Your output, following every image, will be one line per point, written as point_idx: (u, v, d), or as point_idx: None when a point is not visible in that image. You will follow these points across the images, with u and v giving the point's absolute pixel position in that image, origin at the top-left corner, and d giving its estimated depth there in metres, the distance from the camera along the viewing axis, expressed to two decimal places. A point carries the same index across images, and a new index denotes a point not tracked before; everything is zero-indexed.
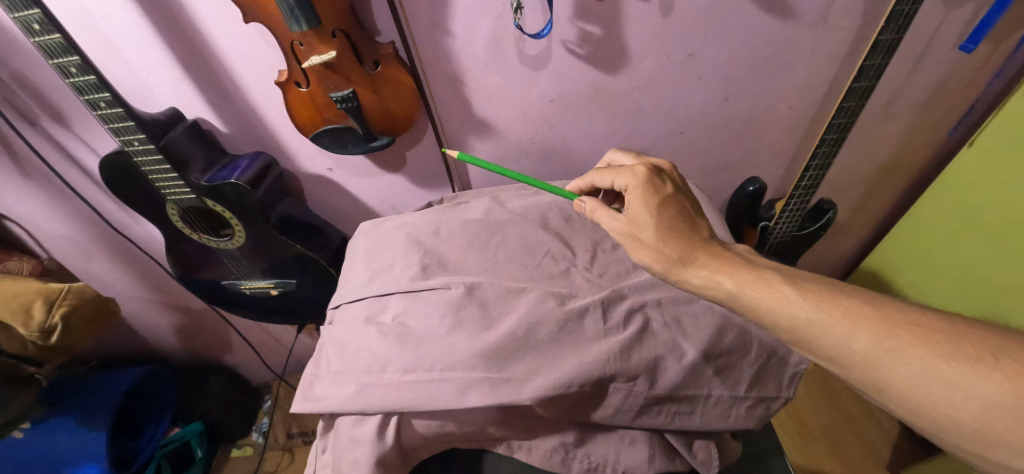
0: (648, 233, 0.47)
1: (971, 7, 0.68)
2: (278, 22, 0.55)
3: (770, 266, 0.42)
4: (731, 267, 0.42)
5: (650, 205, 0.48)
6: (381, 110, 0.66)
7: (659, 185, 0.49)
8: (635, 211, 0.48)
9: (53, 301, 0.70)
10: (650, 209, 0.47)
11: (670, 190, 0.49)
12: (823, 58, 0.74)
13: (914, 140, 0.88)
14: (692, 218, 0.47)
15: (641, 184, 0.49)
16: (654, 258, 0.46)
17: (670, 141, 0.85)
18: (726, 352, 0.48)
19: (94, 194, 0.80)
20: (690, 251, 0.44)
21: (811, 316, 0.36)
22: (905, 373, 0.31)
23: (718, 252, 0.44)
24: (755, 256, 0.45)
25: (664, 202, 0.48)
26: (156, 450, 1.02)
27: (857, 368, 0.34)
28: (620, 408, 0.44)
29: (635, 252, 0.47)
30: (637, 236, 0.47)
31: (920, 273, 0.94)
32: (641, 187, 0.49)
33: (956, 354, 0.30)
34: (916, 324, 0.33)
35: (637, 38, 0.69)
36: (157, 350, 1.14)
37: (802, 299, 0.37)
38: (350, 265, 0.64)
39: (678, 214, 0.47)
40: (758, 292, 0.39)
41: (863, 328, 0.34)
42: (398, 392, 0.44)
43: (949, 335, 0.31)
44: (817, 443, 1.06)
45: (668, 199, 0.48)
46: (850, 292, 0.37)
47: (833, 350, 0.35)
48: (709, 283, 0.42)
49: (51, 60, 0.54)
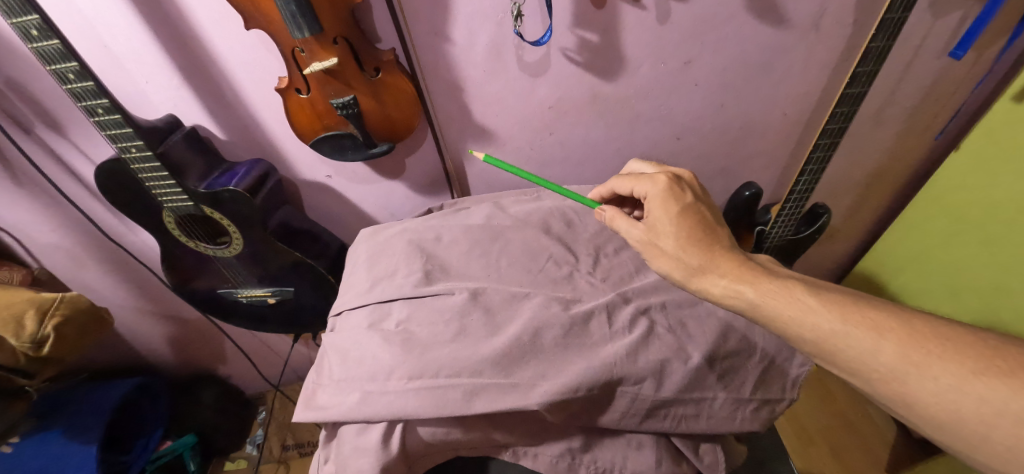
0: (668, 241, 0.47)
1: (958, 15, 0.69)
2: (279, 28, 0.55)
3: (792, 276, 0.42)
4: (752, 277, 0.42)
5: (670, 212, 0.48)
6: (382, 117, 0.67)
7: (679, 193, 0.50)
8: (655, 220, 0.49)
9: (45, 311, 0.69)
10: (670, 217, 0.48)
11: (691, 198, 0.50)
12: (815, 65, 0.75)
13: (904, 144, 0.89)
14: (712, 227, 0.48)
15: (661, 192, 0.50)
16: (674, 266, 0.47)
17: (667, 147, 0.86)
18: (731, 355, 0.48)
19: (88, 203, 0.78)
20: (711, 259, 0.45)
21: (835, 327, 0.36)
22: (933, 388, 0.32)
23: (739, 261, 0.44)
24: (775, 267, 0.46)
25: (684, 210, 0.48)
26: (147, 464, 1.00)
27: (883, 383, 0.34)
28: (626, 411, 0.44)
29: (654, 260, 0.48)
30: (656, 245, 0.48)
31: (912, 276, 0.96)
32: (661, 196, 0.49)
33: (987, 369, 0.31)
34: (945, 338, 0.33)
35: (635, 46, 0.70)
36: (149, 361, 1.12)
37: (824, 309, 0.37)
38: (350, 272, 0.63)
39: (698, 222, 0.48)
40: (778, 303, 0.40)
41: (889, 341, 0.34)
42: (405, 400, 0.44)
43: (980, 350, 0.32)
44: (817, 446, 1.07)
45: (689, 207, 0.49)
46: (875, 305, 0.37)
47: (857, 363, 0.35)
48: (728, 293, 0.43)
49: (49, 66, 0.53)
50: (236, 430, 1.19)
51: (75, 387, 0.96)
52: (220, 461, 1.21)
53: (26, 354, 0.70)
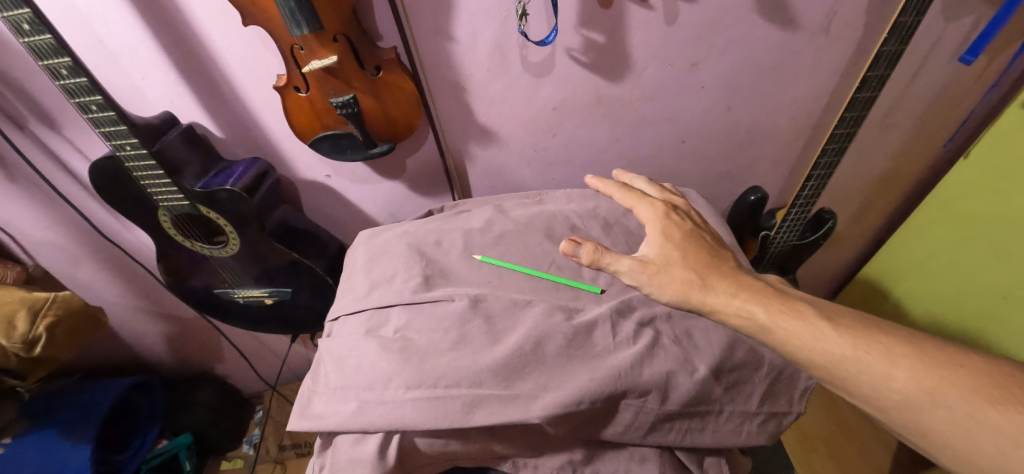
0: (672, 265, 0.44)
1: (971, 19, 0.68)
2: (278, 25, 0.53)
3: (804, 299, 0.40)
4: (764, 299, 0.40)
5: (672, 239, 0.46)
6: (382, 116, 0.65)
7: (678, 221, 0.48)
8: (658, 243, 0.46)
9: (37, 311, 0.68)
10: (674, 245, 0.46)
11: (691, 226, 0.48)
12: (825, 68, 0.74)
13: (913, 150, 0.88)
14: (716, 250, 0.46)
15: (661, 218, 0.48)
16: (685, 288, 0.42)
17: (672, 150, 0.85)
18: (738, 367, 0.46)
19: (83, 200, 0.77)
20: (715, 277, 0.42)
21: (846, 352, 0.35)
22: (947, 415, 0.32)
23: (748, 282, 0.42)
24: (787, 288, 0.44)
25: (686, 236, 0.46)
26: (142, 463, 0.99)
27: (895, 409, 0.34)
28: (631, 424, 0.43)
29: (662, 286, 0.43)
30: (663, 268, 0.44)
31: (918, 282, 0.95)
32: (662, 221, 0.48)
33: (1001, 398, 0.31)
34: (958, 365, 0.33)
35: (642, 47, 0.68)
36: (146, 359, 1.11)
37: (835, 333, 0.36)
38: (349, 275, 0.62)
39: (702, 246, 0.46)
40: (793, 326, 0.37)
41: (902, 367, 0.34)
42: (402, 410, 0.42)
43: (993, 377, 0.32)
44: (817, 453, 1.06)
45: (691, 233, 0.47)
46: (880, 327, 0.37)
47: (869, 389, 0.34)
48: (740, 314, 0.40)
49: (41, 61, 0.52)
50: (232, 429, 1.19)
51: (69, 386, 0.95)
52: (216, 460, 1.20)
53: (18, 354, 0.69)
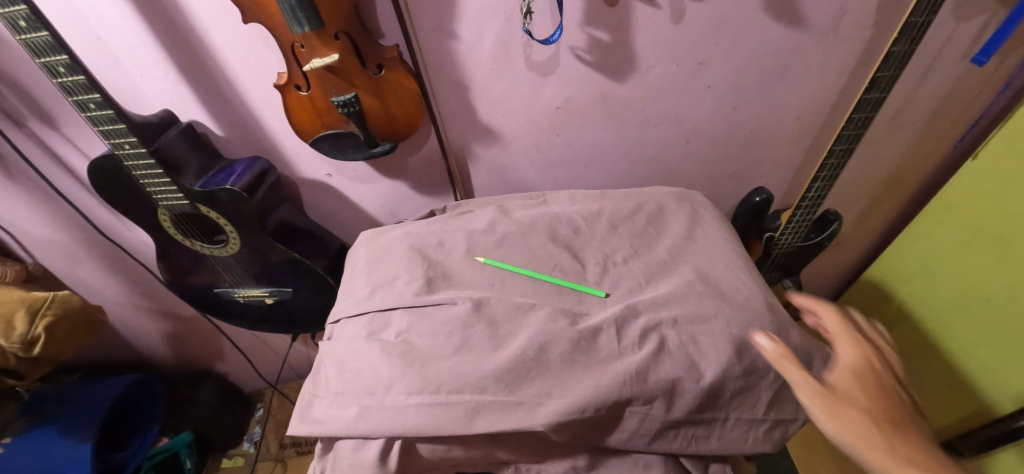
0: (858, 411, 0.38)
1: (982, 19, 0.66)
2: (278, 22, 0.52)
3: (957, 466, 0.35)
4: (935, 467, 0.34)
5: (866, 388, 0.40)
6: (384, 115, 0.64)
7: (879, 369, 0.42)
8: (853, 382, 0.40)
9: (36, 311, 0.67)
10: (864, 391, 0.40)
11: (892, 379, 0.42)
12: (833, 68, 0.73)
13: (921, 151, 0.87)
14: (911, 418, 0.39)
15: (858, 349, 0.43)
16: (864, 436, 0.36)
17: (677, 150, 0.84)
18: (745, 374, 0.45)
19: (82, 198, 0.76)
20: (853, 408, 0.38)
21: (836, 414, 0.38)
22: None
23: (929, 451, 0.35)
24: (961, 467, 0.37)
25: (885, 387, 0.40)
26: (145, 461, 0.98)
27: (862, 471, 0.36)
28: (636, 432, 0.42)
29: (840, 424, 0.37)
30: (842, 401, 0.39)
31: (924, 285, 0.94)
32: (856, 343, 0.44)
33: None
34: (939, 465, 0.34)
35: (648, 45, 0.67)
36: (147, 357, 1.11)
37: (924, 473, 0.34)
38: (350, 276, 0.61)
39: (896, 406, 0.39)
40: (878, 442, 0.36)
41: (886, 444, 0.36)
42: (403, 416, 0.42)
43: None
44: (819, 452, 1.06)
45: (891, 387, 0.40)
46: None
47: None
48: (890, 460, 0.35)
49: (38, 59, 0.51)
50: (234, 427, 1.18)
51: (70, 384, 0.95)
52: (216, 458, 1.20)
53: (16, 354, 0.68)
